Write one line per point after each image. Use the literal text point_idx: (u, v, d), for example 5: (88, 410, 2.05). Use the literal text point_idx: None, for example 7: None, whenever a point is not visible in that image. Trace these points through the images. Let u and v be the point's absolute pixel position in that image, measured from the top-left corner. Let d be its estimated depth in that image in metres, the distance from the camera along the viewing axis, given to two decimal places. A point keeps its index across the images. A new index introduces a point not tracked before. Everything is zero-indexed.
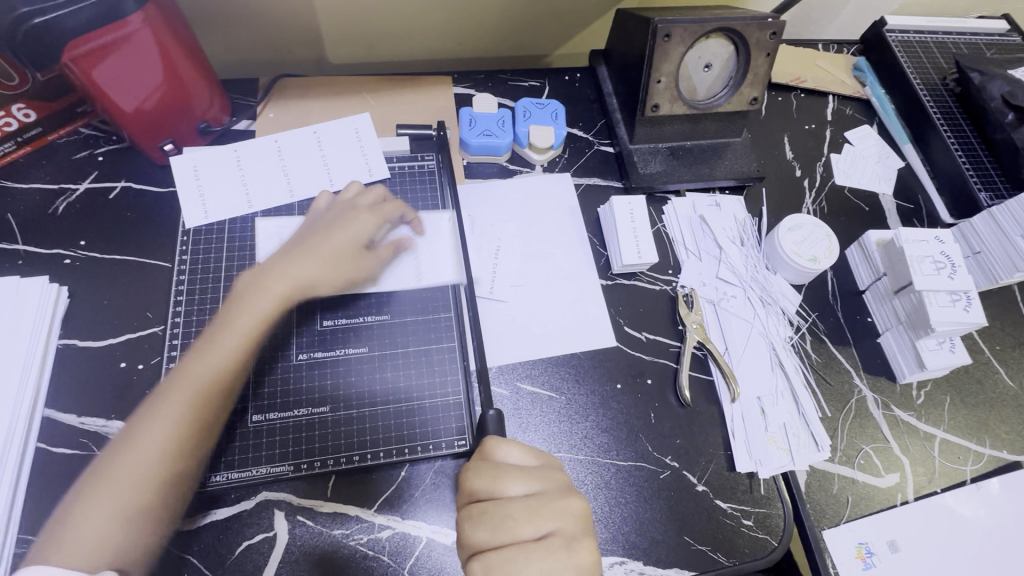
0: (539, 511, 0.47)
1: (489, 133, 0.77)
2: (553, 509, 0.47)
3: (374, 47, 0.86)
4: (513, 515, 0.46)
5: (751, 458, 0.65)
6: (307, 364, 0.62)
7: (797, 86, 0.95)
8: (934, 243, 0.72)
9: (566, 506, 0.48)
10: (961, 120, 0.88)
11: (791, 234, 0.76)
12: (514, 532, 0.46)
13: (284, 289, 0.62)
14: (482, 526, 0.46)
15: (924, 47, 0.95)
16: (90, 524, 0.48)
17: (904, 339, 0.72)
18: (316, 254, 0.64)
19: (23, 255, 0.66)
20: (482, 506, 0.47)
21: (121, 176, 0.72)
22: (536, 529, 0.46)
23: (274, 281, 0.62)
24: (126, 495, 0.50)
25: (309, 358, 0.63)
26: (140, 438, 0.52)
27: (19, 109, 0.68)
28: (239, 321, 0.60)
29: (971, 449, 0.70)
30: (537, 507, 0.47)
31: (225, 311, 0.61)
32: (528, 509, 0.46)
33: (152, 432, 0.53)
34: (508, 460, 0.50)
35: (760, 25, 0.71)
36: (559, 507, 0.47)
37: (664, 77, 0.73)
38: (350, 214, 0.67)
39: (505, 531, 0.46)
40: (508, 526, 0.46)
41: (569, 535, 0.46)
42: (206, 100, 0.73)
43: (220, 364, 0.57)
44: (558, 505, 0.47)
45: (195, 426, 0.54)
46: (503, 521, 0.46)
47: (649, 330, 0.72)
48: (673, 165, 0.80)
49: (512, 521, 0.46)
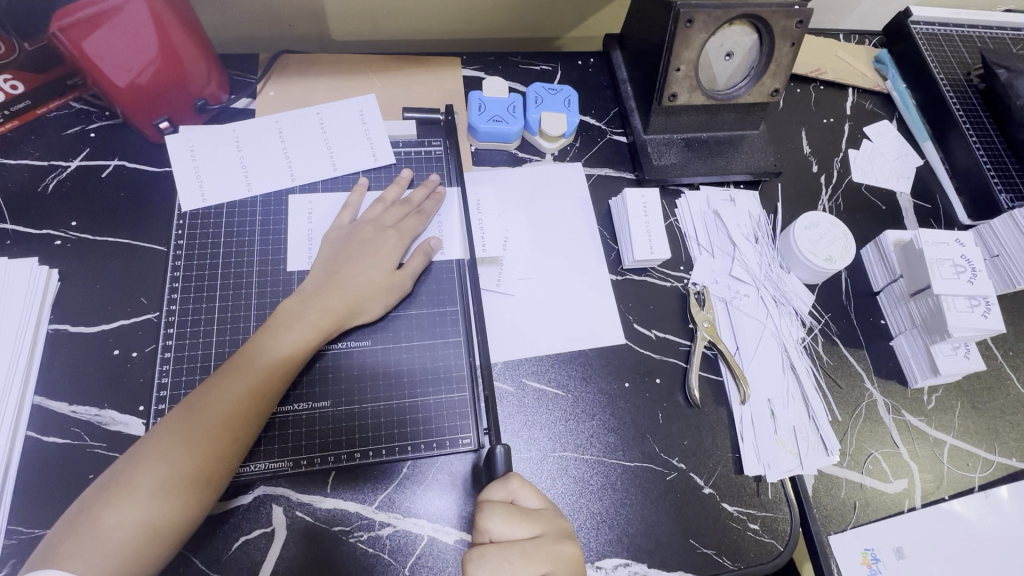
0: (537, 556, 0.47)
1: (499, 119, 0.74)
2: (549, 552, 0.47)
3: (380, 24, 0.82)
4: (512, 557, 0.47)
5: (759, 462, 0.64)
6: (321, 361, 0.60)
7: (816, 78, 0.92)
8: (955, 246, 0.70)
9: (562, 551, 0.48)
10: (985, 118, 0.86)
11: (807, 232, 0.73)
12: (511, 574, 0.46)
13: (318, 289, 0.60)
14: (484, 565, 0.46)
15: (949, 40, 0.92)
16: (109, 525, 0.46)
17: (919, 343, 0.70)
18: (350, 254, 0.62)
19: (12, 235, 0.63)
20: (482, 548, 0.47)
21: (114, 154, 0.69)
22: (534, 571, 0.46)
23: (313, 283, 0.60)
24: (155, 506, 0.47)
25: (326, 359, 0.61)
26: (169, 444, 0.49)
27: (6, 79, 0.65)
28: (279, 320, 0.57)
29: (980, 457, 0.69)
30: (535, 551, 0.47)
31: (272, 319, 0.58)
32: (526, 552, 0.47)
33: (183, 431, 0.50)
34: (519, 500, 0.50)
35: (787, 12, 0.68)
36: (556, 553, 0.48)
37: (683, 65, 0.70)
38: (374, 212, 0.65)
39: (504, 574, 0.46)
40: (507, 571, 0.46)
41: None
42: (204, 77, 0.69)
43: (267, 376, 0.54)
44: (555, 550, 0.48)
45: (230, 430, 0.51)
46: (501, 562, 0.46)
47: (659, 327, 0.70)
48: (688, 157, 0.77)
49: (512, 564, 0.46)
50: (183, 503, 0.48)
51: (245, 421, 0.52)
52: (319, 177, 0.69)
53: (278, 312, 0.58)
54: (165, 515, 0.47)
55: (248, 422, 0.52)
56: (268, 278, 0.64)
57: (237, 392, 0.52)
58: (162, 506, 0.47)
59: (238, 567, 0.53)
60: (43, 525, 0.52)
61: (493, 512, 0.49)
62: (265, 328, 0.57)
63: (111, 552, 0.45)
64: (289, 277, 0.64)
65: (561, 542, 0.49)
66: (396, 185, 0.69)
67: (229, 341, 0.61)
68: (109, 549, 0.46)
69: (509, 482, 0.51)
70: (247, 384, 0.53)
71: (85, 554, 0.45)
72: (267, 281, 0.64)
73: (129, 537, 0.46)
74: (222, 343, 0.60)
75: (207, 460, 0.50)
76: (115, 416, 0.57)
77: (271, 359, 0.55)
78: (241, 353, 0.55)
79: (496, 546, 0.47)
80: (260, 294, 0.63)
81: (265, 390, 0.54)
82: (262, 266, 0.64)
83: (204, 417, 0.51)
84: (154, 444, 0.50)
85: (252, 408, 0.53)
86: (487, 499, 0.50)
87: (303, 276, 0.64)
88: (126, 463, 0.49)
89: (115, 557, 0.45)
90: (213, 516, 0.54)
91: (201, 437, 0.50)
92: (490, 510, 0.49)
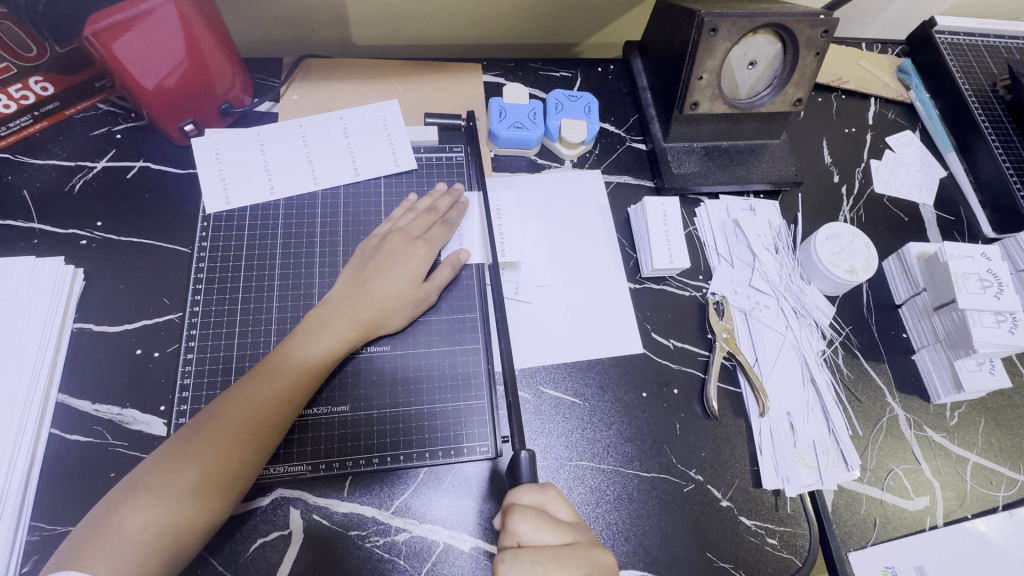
0: (571, 562, 0.46)
1: (519, 126, 0.75)
2: (583, 559, 0.46)
3: (400, 30, 0.83)
4: (545, 561, 0.45)
5: (778, 475, 0.63)
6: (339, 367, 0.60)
7: (838, 87, 0.91)
8: (980, 260, 0.69)
9: (596, 558, 0.47)
10: (1010, 129, 0.85)
11: (828, 243, 0.72)
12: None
13: (342, 297, 0.60)
14: (515, 567, 0.45)
15: (974, 50, 0.91)
16: (133, 527, 0.46)
17: (942, 357, 0.69)
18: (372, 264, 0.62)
19: (39, 234, 0.64)
20: (513, 551, 0.46)
21: (139, 156, 0.70)
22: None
23: (339, 292, 0.61)
24: (177, 507, 0.48)
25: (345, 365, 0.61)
26: (195, 449, 0.50)
27: (37, 81, 0.66)
28: (305, 328, 0.58)
29: (1004, 475, 0.68)
30: (568, 557, 0.46)
31: (301, 324, 0.58)
32: (559, 557, 0.46)
33: (207, 436, 0.50)
34: (552, 512, 0.48)
35: (812, 22, 0.67)
36: (590, 559, 0.46)
37: (706, 74, 0.70)
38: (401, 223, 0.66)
39: None
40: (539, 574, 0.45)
41: None
42: (228, 81, 0.70)
43: (294, 382, 0.54)
44: (588, 556, 0.47)
45: (250, 435, 0.51)
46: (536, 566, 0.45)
47: (676, 337, 0.70)
48: (708, 166, 0.77)
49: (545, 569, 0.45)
50: (205, 504, 0.49)
51: (269, 427, 0.52)
52: (341, 182, 0.70)
53: (306, 318, 0.59)
54: (186, 516, 0.48)
55: (273, 428, 0.53)
56: (290, 282, 0.64)
57: (263, 398, 0.53)
58: (184, 507, 0.48)
59: (256, 569, 0.53)
60: (65, 522, 0.52)
61: (521, 514, 0.47)
62: (293, 334, 0.57)
63: (131, 552, 0.46)
64: (309, 282, 0.64)
65: (595, 549, 0.48)
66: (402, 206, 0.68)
67: (250, 345, 0.61)
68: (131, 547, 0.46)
69: (545, 489, 0.49)
70: (273, 390, 0.53)
71: (106, 553, 0.45)
72: (288, 286, 0.64)
73: (151, 537, 0.46)
74: (243, 346, 0.61)
75: (233, 462, 0.50)
76: (136, 415, 0.57)
77: (297, 366, 0.55)
78: (269, 359, 0.56)
79: (527, 551, 0.46)
80: (282, 299, 0.63)
81: (291, 397, 0.54)
82: (284, 267, 0.65)
83: (230, 420, 0.51)
84: (179, 446, 0.50)
85: (277, 414, 0.53)
86: (516, 501, 0.48)
87: (324, 281, 0.65)
88: (152, 461, 0.50)
89: (136, 558, 0.46)
90: (234, 517, 0.55)
91: (225, 441, 0.50)
92: (519, 512, 0.47)
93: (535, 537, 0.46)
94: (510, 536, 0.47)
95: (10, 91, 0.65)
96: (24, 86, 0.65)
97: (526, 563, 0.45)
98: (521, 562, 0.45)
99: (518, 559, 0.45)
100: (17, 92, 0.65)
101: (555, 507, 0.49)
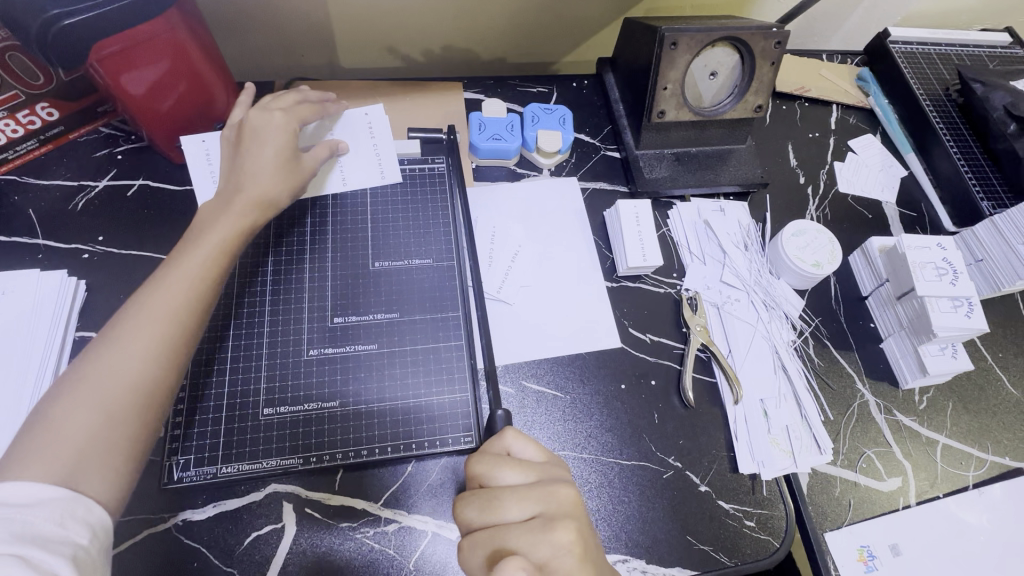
0: (528, 496, 0.47)
1: (498, 137, 0.79)
2: (541, 493, 0.47)
3: (385, 52, 0.88)
4: (500, 496, 0.47)
5: (753, 459, 0.66)
6: (319, 359, 0.64)
7: (801, 95, 0.96)
8: (936, 250, 0.73)
9: (556, 492, 0.47)
10: (964, 130, 0.90)
11: (794, 239, 0.76)
12: (502, 513, 0.46)
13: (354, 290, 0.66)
14: (470, 505, 0.47)
15: (927, 58, 0.97)
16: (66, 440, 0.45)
17: (906, 344, 0.73)
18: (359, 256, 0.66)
19: (43, 249, 0.68)
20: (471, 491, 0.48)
21: (138, 175, 0.74)
22: (523, 511, 0.46)
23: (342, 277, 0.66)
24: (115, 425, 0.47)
25: (320, 354, 0.64)
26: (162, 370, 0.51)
27: (43, 108, 0.70)
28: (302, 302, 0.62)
29: (973, 455, 0.71)
30: (525, 493, 0.47)
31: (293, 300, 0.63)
32: (517, 491, 0.47)
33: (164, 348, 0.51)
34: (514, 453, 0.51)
35: (765, 34, 0.73)
36: (548, 492, 0.47)
37: (670, 84, 0.75)
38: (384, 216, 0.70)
39: (492, 513, 0.46)
40: (494, 507, 0.46)
41: (552, 516, 0.46)
42: (223, 103, 0.75)
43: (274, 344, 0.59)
44: (546, 489, 0.47)
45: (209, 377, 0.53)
46: (490, 501, 0.47)
47: (652, 331, 0.73)
48: (678, 171, 0.81)
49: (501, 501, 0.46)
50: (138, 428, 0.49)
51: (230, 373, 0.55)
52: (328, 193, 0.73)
53: (214, 266, 0.57)
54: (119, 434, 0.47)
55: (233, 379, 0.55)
56: (281, 287, 0.67)
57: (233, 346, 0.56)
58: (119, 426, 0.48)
59: (250, 562, 0.55)
60: None
61: (483, 458, 0.50)
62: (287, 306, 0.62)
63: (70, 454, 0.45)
64: (300, 286, 0.68)
65: (557, 484, 0.48)
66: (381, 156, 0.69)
67: (243, 347, 0.63)
68: (82, 456, 0.45)
69: (505, 435, 0.52)
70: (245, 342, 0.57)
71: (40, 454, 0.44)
72: (279, 292, 0.67)
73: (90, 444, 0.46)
74: (237, 348, 0.63)
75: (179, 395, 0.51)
76: None
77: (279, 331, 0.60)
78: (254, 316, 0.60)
79: (487, 489, 0.48)
80: (274, 302, 0.66)
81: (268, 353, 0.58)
82: (275, 275, 0.68)
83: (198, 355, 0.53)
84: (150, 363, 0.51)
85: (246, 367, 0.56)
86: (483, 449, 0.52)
87: (314, 285, 0.68)
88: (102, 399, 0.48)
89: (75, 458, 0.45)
90: (228, 513, 0.57)
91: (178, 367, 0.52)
92: (481, 456, 0.50)
93: (495, 474, 0.49)
94: (473, 478, 0.50)
95: (18, 118, 0.69)
96: (31, 112, 0.69)
97: (479, 501, 0.47)
98: (474, 499, 0.47)
99: (472, 497, 0.48)
100: (24, 118, 0.69)
101: (519, 448, 0.51)
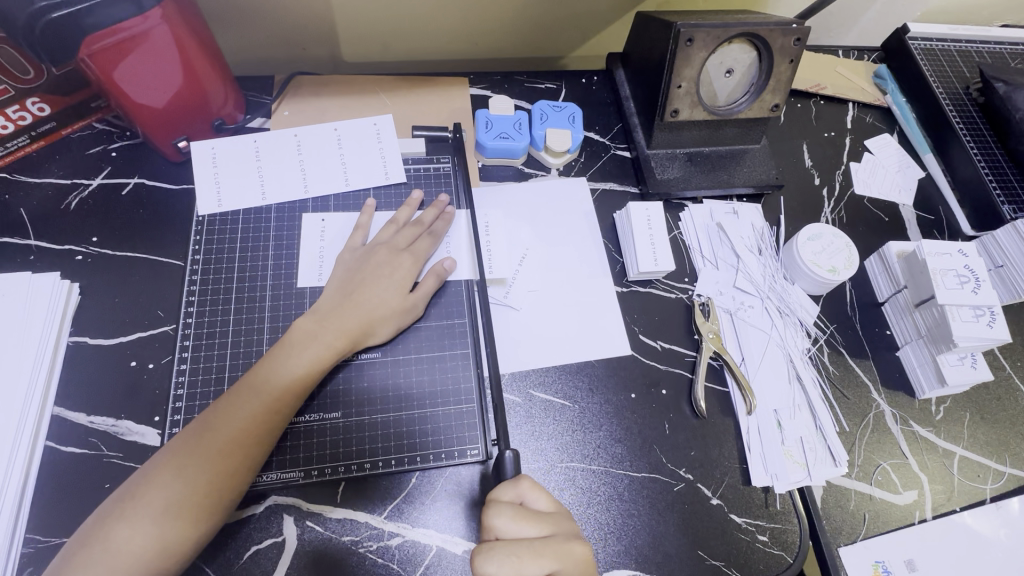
0: (546, 553, 0.45)
1: (505, 136, 0.77)
2: (558, 549, 0.46)
3: (389, 46, 0.85)
4: (520, 551, 0.45)
5: (766, 472, 0.64)
6: None
7: (817, 93, 0.94)
8: (957, 257, 0.70)
9: (572, 548, 0.47)
10: (985, 131, 0.87)
11: (810, 243, 0.74)
12: (519, 568, 0.44)
13: (352, 327, 0.60)
14: (491, 558, 0.45)
15: (947, 55, 0.94)
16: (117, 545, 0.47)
17: (924, 353, 0.71)
18: (365, 291, 0.61)
19: (35, 250, 0.65)
20: (488, 543, 0.46)
21: (134, 173, 0.72)
22: (541, 567, 0.45)
23: (343, 316, 0.60)
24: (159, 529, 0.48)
25: None
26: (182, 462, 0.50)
27: (33, 103, 0.67)
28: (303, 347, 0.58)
29: (991, 468, 0.69)
30: (543, 549, 0.46)
31: (285, 342, 0.58)
32: (534, 546, 0.45)
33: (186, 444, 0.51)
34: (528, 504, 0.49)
35: (784, 31, 0.70)
36: (566, 549, 0.46)
37: (684, 82, 0.72)
38: (391, 256, 0.65)
39: (512, 568, 0.44)
40: (513, 563, 0.45)
41: None
42: (220, 99, 0.72)
43: (281, 397, 0.55)
44: (563, 546, 0.46)
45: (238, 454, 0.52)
46: (509, 557, 0.45)
47: (663, 338, 0.71)
48: (691, 171, 0.79)
49: (520, 558, 0.45)
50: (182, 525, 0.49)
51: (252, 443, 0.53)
52: (331, 192, 0.71)
53: None
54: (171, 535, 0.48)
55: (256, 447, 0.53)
56: (281, 292, 0.65)
57: (245, 417, 0.53)
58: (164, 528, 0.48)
59: None
60: (60, 534, 0.53)
61: (499, 509, 0.48)
62: (277, 351, 0.58)
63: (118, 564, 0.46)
64: (300, 291, 0.65)
65: (572, 540, 0.47)
66: (365, 212, 0.68)
67: (242, 355, 0.62)
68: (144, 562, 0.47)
69: (519, 483, 0.50)
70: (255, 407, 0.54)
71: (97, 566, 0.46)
72: (280, 297, 0.65)
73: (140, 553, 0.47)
74: (235, 356, 0.62)
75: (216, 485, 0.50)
76: (131, 426, 0.58)
77: (277, 385, 0.55)
78: (253, 374, 0.56)
79: (503, 542, 0.46)
80: (274, 307, 0.64)
81: (277, 412, 0.55)
82: (275, 279, 0.66)
83: (216, 439, 0.52)
84: (170, 456, 0.51)
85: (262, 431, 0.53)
86: (495, 497, 0.50)
87: (314, 290, 0.65)
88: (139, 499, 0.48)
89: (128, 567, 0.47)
90: (226, 526, 0.55)
91: (213, 453, 0.51)
92: (496, 507, 0.48)
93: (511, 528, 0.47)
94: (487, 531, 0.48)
95: (7, 113, 0.66)
96: (21, 107, 0.67)
97: (500, 555, 0.45)
98: (495, 554, 0.45)
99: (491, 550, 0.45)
100: (14, 114, 0.67)
101: (532, 499, 0.50)
